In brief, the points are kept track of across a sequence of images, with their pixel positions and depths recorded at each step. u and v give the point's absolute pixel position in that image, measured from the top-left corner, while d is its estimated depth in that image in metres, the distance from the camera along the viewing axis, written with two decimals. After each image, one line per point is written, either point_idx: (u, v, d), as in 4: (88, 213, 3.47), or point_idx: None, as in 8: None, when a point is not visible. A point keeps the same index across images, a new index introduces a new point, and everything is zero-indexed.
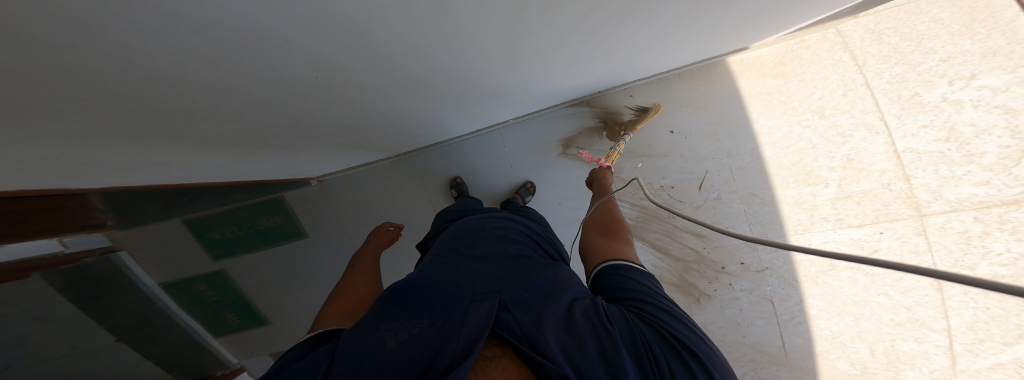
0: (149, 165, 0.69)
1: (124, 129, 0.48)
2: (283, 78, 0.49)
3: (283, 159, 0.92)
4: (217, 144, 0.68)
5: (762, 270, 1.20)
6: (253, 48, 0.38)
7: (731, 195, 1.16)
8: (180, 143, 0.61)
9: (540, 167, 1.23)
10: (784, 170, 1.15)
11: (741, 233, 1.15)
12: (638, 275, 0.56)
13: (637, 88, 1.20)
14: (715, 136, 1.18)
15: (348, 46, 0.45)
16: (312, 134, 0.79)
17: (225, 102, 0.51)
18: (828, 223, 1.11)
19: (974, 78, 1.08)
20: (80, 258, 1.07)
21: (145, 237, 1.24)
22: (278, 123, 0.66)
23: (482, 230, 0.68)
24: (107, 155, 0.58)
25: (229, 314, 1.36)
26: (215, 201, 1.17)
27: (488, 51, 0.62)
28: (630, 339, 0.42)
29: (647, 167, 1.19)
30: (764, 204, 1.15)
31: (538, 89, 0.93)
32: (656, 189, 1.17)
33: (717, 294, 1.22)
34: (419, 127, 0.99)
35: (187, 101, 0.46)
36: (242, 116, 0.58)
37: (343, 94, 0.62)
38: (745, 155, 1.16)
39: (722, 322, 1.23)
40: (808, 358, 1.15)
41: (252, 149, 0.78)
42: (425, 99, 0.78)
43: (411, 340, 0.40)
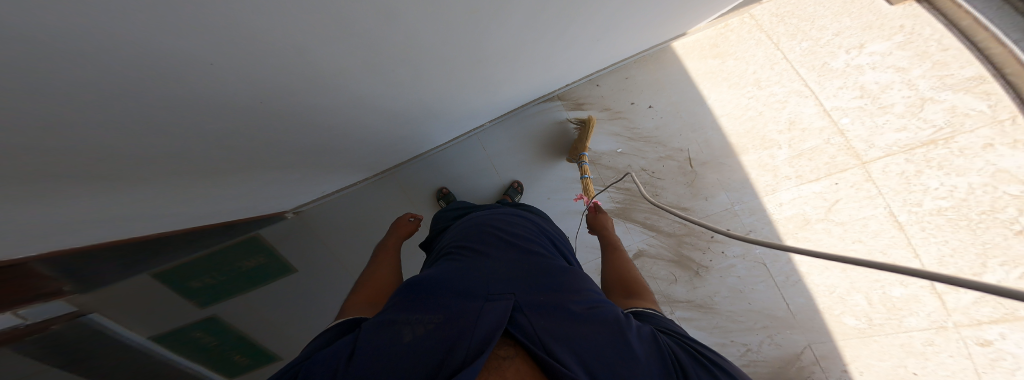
0: (119, 210, 0.66)
1: (101, 164, 0.47)
2: (247, 100, 0.49)
3: (258, 191, 0.89)
4: (194, 180, 0.67)
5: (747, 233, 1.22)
6: (241, 60, 0.40)
7: (704, 166, 1.26)
8: (156, 178, 0.59)
9: (524, 165, 1.28)
10: (742, 138, 1.28)
11: (719, 200, 1.24)
12: (663, 316, 0.52)
13: (600, 78, 1.33)
14: (676, 113, 1.30)
15: (297, 63, 0.47)
16: (294, 156, 0.79)
17: (204, 127, 0.50)
18: (791, 180, 1.23)
19: (863, 46, 1.31)
20: (47, 326, 0.87)
21: (118, 295, 1.02)
22: (258, 147, 0.66)
23: (493, 228, 0.66)
24: (78, 203, 0.56)
25: (235, 354, 1.15)
26: (187, 246, 1.06)
27: (450, 58, 0.68)
28: (654, 359, 0.38)
29: (627, 152, 1.27)
30: (733, 170, 1.26)
31: (512, 86, 1.00)
32: (637, 171, 1.26)
33: (715, 264, 1.27)
34: (396, 140, 1.01)
35: (172, 130, 0.47)
36: (222, 143, 0.58)
37: (315, 108, 0.63)
38: (706, 129, 1.28)
39: (726, 292, 1.26)
40: (816, 317, 1.19)
41: (234, 183, 0.77)
42: (387, 114, 0.82)
43: (426, 335, 0.36)
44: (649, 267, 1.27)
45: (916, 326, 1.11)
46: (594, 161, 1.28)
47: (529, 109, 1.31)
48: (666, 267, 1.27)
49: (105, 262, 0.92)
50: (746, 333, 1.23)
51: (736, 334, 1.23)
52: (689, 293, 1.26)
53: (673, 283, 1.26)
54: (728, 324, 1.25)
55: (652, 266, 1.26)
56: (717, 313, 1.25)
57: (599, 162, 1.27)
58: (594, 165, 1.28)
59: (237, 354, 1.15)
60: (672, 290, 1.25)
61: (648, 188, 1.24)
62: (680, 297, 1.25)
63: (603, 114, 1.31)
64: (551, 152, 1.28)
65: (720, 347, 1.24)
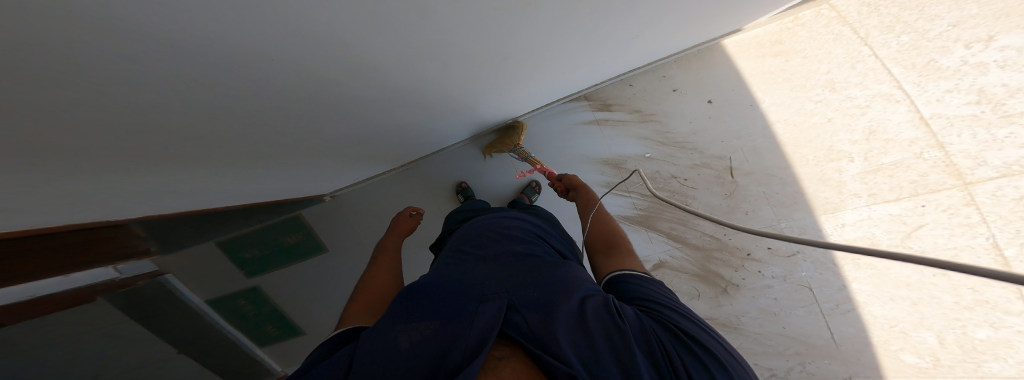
0: (177, 188, 0.76)
1: (150, 150, 0.54)
2: (278, 93, 0.53)
3: (294, 175, 0.98)
4: (244, 162, 0.76)
5: (792, 254, 1.15)
6: (283, 51, 0.43)
7: (747, 177, 1.13)
8: (199, 164, 0.67)
9: (543, 165, 1.25)
10: (802, 147, 1.12)
11: (762, 215, 1.12)
12: (651, 282, 0.52)
13: (634, 78, 1.23)
14: (720, 119, 1.16)
15: (327, 55, 0.49)
16: (319, 146, 0.84)
17: (233, 120, 0.55)
18: (860, 198, 1.06)
19: (992, 40, 1.02)
20: (132, 282, 1.13)
21: (189, 259, 1.26)
22: (296, 135, 0.73)
23: (491, 232, 0.67)
24: (136, 181, 0.65)
25: (267, 325, 1.34)
26: (241, 222, 1.24)
27: (477, 52, 0.66)
28: (643, 340, 0.38)
29: (657, 157, 1.18)
30: (785, 184, 1.12)
31: (534, 86, 0.96)
32: (666, 178, 1.16)
33: (746, 283, 1.17)
34: (418, 135, 1.04)
35: (205, 124, 0.52)
36: (252, 134, 0.63)
37: (336, 106, 0.67)
38: (756, 136, 1.14)
39: (755, 313, 1.16)
40: (866, 350, 1.06)
41: (277, 165, 0.86)
42: (416, 108, 0.84)
43: (422, 340, 0.38)
44: (670, 280, 1.20)
45: (998, 373, 0.93)
46: (618, 165, 1.20)
47: (554, 108, 1.26)
48: (688, 281, 1.19)
49: (182, 231, 1.14)
50: (773, 357, 1.14)
51: (761, 357, 1.15)
52: (711, 310, 1.18)
53: (696, 298, 1.18)
54: (753, 346, 1.16)
55: (673, 279, 1.19)
56: (742, 333, 1.17)
57: (623, 166, 1.19)
58: (618, 169, 1.20)
59: (269, 324, 1.34)
60: (692, 305, 1.18)
61: (677, 197, 1.14)
62: (700, 313, 1.18)
63: (633, 115, 1.21)
64: (573, 152, 1.24)
65: None
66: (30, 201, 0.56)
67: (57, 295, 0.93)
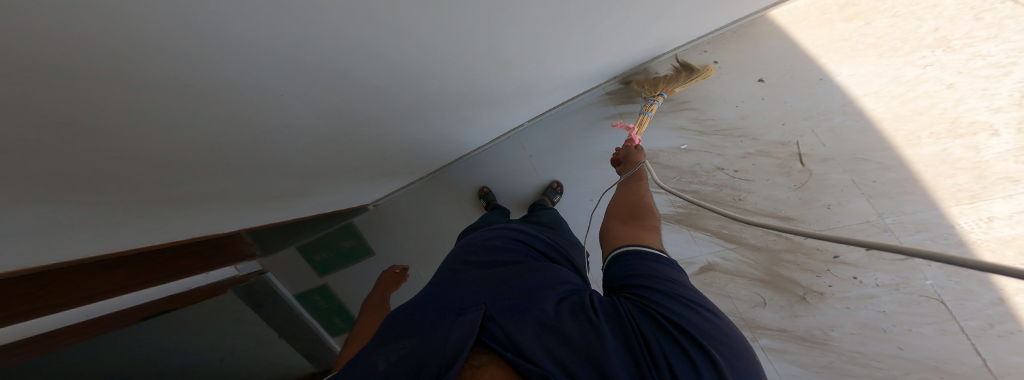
0: (249, 207, 0.93)
1: (219, 175, 0.66)
2: (310, 118, 0.60)
3: (341, 191, 1.11)
4: (300, 180, 0.89)
5: (904, 258, 0.92)
6: (312, 80, 0.49)
7: (825, 163, 0.95)
8: (255, 186, 0.80)
9: (564, 164, 1.17)
10: (906, 123, 0.89)
11: (857, 208, 0.92)
12: (638, 257, 0.52)
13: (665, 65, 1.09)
14: (779, 99, 0.99)
15: (345, 83, 0.54)
16: (348, 167, 0.93)
17: (271, 146, 0.64)
18: (1018, 183, 0.80)
19: None
20: (246, 278, 1.43)
21: (279, 259, 1.51)
22: (331, 157, 0.83)
23: (474, 247, 0.70)
24: (214, 202, 0.80)
25: (336, 318, 1.61)
26: (308, 228, 1.41)
27: (469, 65, 0.68)
28: (616, 328, 0.41)
29: (695, 148, 1.05)
30: (885, 170, 0.91)
31: (543, 87, 0.94)
32: (709, 170, 1.03)
33: (834, 291, 0.98)
34: (437, 146, 1.08)
35: (257, 149, 0.62)
36: (294, 157, 0.74)
37: (366, 128, 0.75)
38: (834, 113, 0.95)
39: (851, 327, 0.97)
40: None
41: (326, 182, 0.98)
42: (424, 123, 0.87)
43: (401, 360, 0.42)
44: (723, 284, 1.07)
45: None
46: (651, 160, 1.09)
47: (576, 101, 1.16)
48: (749, 287, 1.04)
49: (273, 232, 1.39)
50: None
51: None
52: (786, 321, 1.02)
53: (760, 306, 1.04)
54: (852, 367, 0.97)
55: (728, 284, 1.06)
56: (833, 351, 0.99)
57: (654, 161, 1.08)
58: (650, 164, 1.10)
59: (336, 318, 1.60)
60: (760, 313, 1.04)
61: (727, 191, 1.00)
62: (768, 323, 1.03)
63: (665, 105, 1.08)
64: (598, 149, 1.13)
65: None
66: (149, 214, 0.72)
67: (196, 290, 1.24)
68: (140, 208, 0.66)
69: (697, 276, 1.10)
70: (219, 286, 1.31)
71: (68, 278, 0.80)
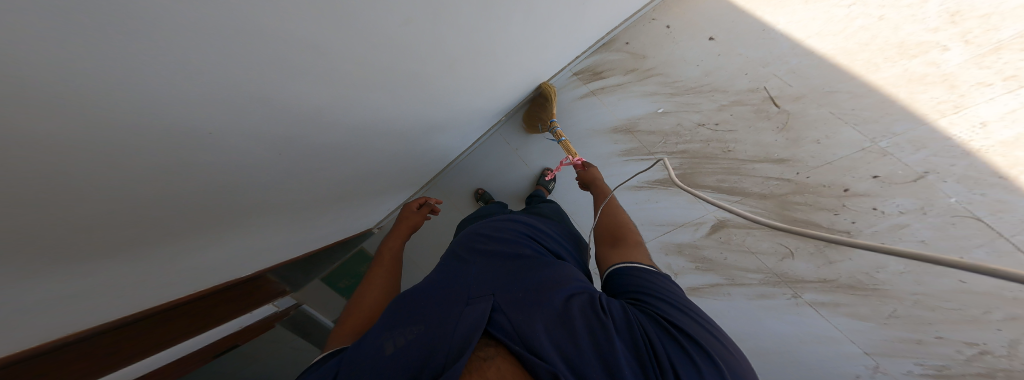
0: (245, 261, 0.89)
1: (206, 227, 0.62)
2: (301, 148, 0.61)
3: (336, 222, 1.09)
4: (293, 220, 0.87)
5: (917, 177, 0.89)
6: (291, 111, 0.49)
7: (799, 102, 0.98)
8: (249, 234, 0.78)
9: (550, 152, 1.20)
10: (857, 55, 0.94)
11: (846, 138, 0.94)
12: (650, 273, 0.51)
13: (626, 35, 1.15)
14: (732, 53, 1.05)
15: (336, 107, 0.57)
16: (337, 195, 0.92)
17: (259, 187, 0.63)
18: (992, 86, 0.83)
19: None
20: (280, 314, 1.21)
21: (304, 293, 1.29)
22: (316, 189, 0.81)
23: (478, 237, 0.65)
24: (206, 263, 0.76)
25: None
26: (332, 256, 1.30)
27: (427, 74, 0.69)
28: (627, 333, 0.39)
29: (672, 110, 1.08)
30: (858, 98, 0.94)
31: (505, 82, 0.99)
32: (691, 128, 1.05)
33: (859, 226, 0.93)
34: (423, 158, 1.10)
35: (246, 192, 0.61)
36: (285, 195, 0.73)
37: (353, 148, 0.75)
38: (787, 57, 1.00)
39: (903, 267, 0.89)
40: None
41: (327, 214, 0.99)
42: (398, 137, 0.86)
43: (407, 344, 0.38)
44: (742, 239, 1.01)
45: None
46: (632, 130, 1.12)
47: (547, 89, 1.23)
48: (772, 237, 0.98)
49: (296, 269, 1.19)
50: (966, 323, 0.84)
51: (946, 325, 0.86)
52: (824, 269, 0.95)
53: (790, 257, 0.97)
54: (923, 311, 0.88)
55: (748, 238, 1.00)
56: (892, 296, 0.90)
57: (637, 130, 1.11)
58: (632, 134, 1.12)
59: None
60: (791, 264, 0.97)
61: (715, 145, 1.02)
62: (807, 275, 0.96)
63: (634, 76, 1.13)
64: (578, 129, 1.18)
65: (919, 343, 0.89)
66: (159, 287, 0.70)
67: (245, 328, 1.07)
68: (138, 281, 0.64)
69: (711, 236, 1.04)
70: (266, 323, 1.15)
71: (122, 332, 0.70)
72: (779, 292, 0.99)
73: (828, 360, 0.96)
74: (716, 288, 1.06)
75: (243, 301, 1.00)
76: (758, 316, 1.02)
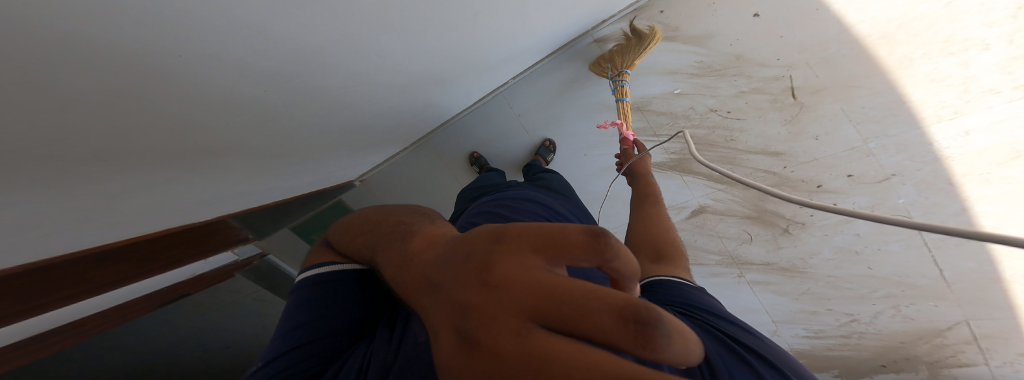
0: (210, 202, 0.83)
1: (130, 171, 0.54)
2: (235, 89, 0.49)
3: (314, 172, 1.01)
4: (256, 169, 0.79)
5: (883, 179, 0.93)
6: (210, 30, 0.37)
7: (817, 95, 0.93)
8: (202, 180, 0.69)
9: (552, 122, 1.12)
10: (895, 48, 0.87)
11: (841, 137, 0.94)
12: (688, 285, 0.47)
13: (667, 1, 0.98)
14: (773, 34, 0.94)
15: (286, 34, 0.44)
16: (310, 146, 0.83)
17: (196, 131, 0.53)
18: (997, 95, 0.82)
19: None
20: (246, 263, 1.29)
21: (275, 239, 1.31)
22: (279, 141, 0.72)
23: (499, 212, 0.63)
24: (157, 203, 0.69)
25: None
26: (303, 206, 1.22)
27: (425, 14, 0.56)
28: None
29: (688, 92, 1.00)
30: (874, 95, 0.90)
31: (519, 38, 0.84)
32: (702, 113, 1.00)
33: (815, 220, 1.03)
34: (417, 114, 0.98)
35: (168, 139, 0.51)
36: (240, 144, 0.64)
37: (324, 95, 0.64)
38: (828, 43, 0.91)
39: (829, 253, 1.05)
40: (989, 288, 0.94)
41: (304, 164, 0.92)
42: (380, 92, 0.74)
43: None
44: (714, 225, 1.10)
45: None
46: (643, 109, 1.04)
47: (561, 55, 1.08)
48: (738, 224, 1.08)
49: (263, 217, 1.14)
50: (856, 301, 1.05)
51: (842, 302, 1.07)
52: (771, 253, 1.09)
53: (747, 242, 1.09)
54: (830, 291, 1.08)
55: (718, 223, 1.09)
56: (811, 277, 1.08)
57: (647, 110, 1.03)
58: (642, 113, 1.04)
59: None
60: (745, 248, 1.10)
61: (719, 133, 0.99)
62: (755, 258, 1.10)
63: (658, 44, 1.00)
64: (585, 103, 1.07)
65: (812, 313, 1.11)
66: (124, 219, 0.68)
67: (199, 275, 1.14)
68: (91, 216, 0.60)
69: (688, 220, 1.11)
70: (222, 272, 1.21)
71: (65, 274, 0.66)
72: (728, 271, 1.14)
73: None
74: None
75: (199, 244, 0.97)
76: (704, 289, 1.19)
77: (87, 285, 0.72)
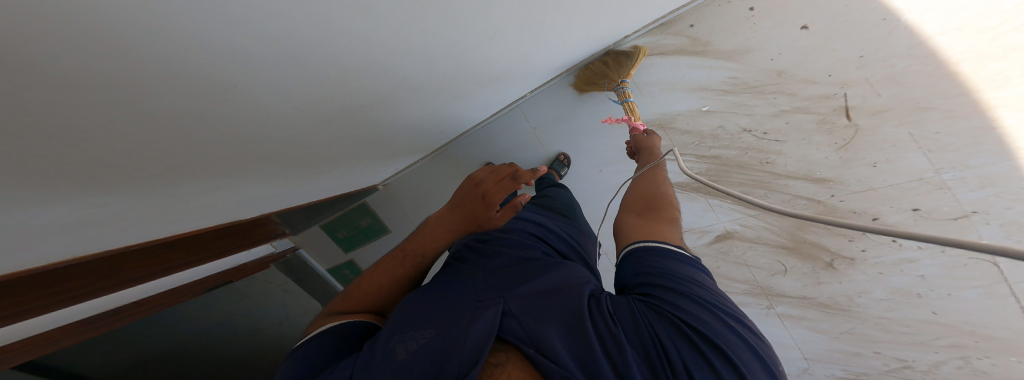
0: (249, 205, 0.90)
1: (177, 191, 0.59)
2: (272, 122, 0.52)
3: (341, 179, 1.06)
4: (288, 178, 0.84)
5: (959, 217, 0.78)
6: (240, 88, 0.39)
7: (877, 117, 0.81)
8: (239, 190, 0.76)
9: (569, 135, 1.08)
10: (985, 65, 0.73)
11: (906, 165, 0.81)
12: (664, 254, 0.44)
13: (690, 16, 0.91)
14: (825, 48, 0.83)
15: (316, 75, 0.46)
16: (334, 159, 0.87)
17: (232, 159, 0.57)
18: None
19: None
20: (281, 255, 1.37)
21: (308, 236, 1.42)
22: (305, 156, 0.75)
23: (484, 236, 0.65)
24: (202, 211, 0.76)
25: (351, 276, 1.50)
26: (330, 204, 1.31)
27: (442, 39, 0.55)
28: (638, 347, 0.35)
29: (718, 110, 0.92)
30: (952, 120, 0.77)
31: (540, 56, 0.82)
32: (733, 134, 0.91)
33: (866, 256, 0.91)
34: (436, 127, 0.99)
35: (212, 166, 0.55)
36: (274, 161, 0.69)
37: (347, 119, 0.67)
38: (895, 60, 0.79)
39: (880, 294, 0.92)
40: None
41: (330, 173, 0.97)
42: (400, 111, 0.77)
43: (420, 350, 0.38)
44: (741, 252, 1.01)
45: None
46: (666, 125, 0.97)
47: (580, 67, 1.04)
48: (772, 254, 0.98)
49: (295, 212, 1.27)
50: (910, 349, 0.91)
51: (896, 347, 0.93)
52: (808, 288, 0.98)
53: (780, 274, 0.99)
54: (879, 333, 0.94)
55: (747, 252, 0.99)
56: (857, 317, 0.95)
57: (671, 128, 0.96)
58: (665, 131, 0.97)
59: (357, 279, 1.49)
60: (779, 280, 0.99)
61: (753, 154, 0.90)
62: (789, 291, 0.99)
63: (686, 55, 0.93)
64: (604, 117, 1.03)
65: (857, 352, 0.97)
66: (179, 223, 0.76)
67: (243, 265, 1.21)
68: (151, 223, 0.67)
69: (711, 245, 1.03)
70: (262, 263, 1.28)
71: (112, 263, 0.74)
72: (756, 302, 1.03)
73: None
74: None
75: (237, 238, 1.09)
76: None
77: (134, 274, 0.81)
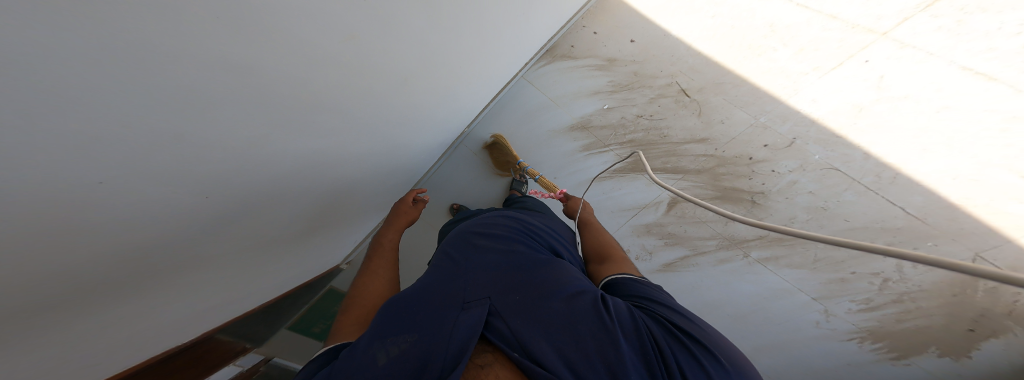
0: (157, 343, 0.70)
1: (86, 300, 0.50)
2: (240, 174, 0.54)
3: (284, 269, 0.94)
4: (234, 269, 0.74)
5: (791, 142, 1.14)
6: (206, 133, 0.43)
7: (702, 91, 1.20)
8: (165, 300, 0.63)
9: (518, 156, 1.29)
10: (727, 54, 1.19)
11: (738, 119, 1.18)
12: (649, 286, 0.54)
13: (567, 40, 1.33)
14: (648, 53, 1.25)
15: (278, 113, 0.51)
16: (289, 231, 0.81)
17: (181, 231, 0.53)
18: (811, 75, 1.12)
19: None
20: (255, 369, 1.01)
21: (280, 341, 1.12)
22: (262, 225, 0.70)
23: (472, 234, 0.64)
24: (102, 353, 0.59)
25: None
26: (306, 291, 1.14)
27: (369, 86, 0.67)
28: (634, 337, 0.39)
29: (614, 105, 1.25)
30: (737, 86, 1.18)
31: (461, 90, 1.03)
32: (632, 119, 1.23)
33: (769, 187, 1.15)
34: (387, 177, 1.04)
35: (146, 247, 0.51)
36: (225, 236, 0.63)
37: (310, 169, 0.70)
38: (685, 59, 1.23)
39: (804, 214, 1.12)
40: (955, 216, 1.02)
41: (287, 254, 0.90)
42: (352, 162, 0.82)
43: (399, 357, 0.36)
44: (693, 211, 1.15)
45: None
46: (586, 126, 1.27)
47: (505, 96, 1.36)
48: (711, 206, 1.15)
49: (253, 323, 0.96)
50: (868, 258, 1.05)
51: (858, 261, 1.06)
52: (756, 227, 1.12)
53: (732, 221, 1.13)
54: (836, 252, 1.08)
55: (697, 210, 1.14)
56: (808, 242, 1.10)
57: (591, 127, 1.26)
58: (586, 130, 1.27)
59: None
60: (733, 228, 1.13)
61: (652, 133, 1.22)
62: (746, 234, 1.12)
63: (574, 73, 1.31)
64: (539, 131, 1.32)
65: (844, 280, 1.08)
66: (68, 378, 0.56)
67: None
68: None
69: (669, 213, 1.17)
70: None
71: None
72: (733, 255, 1.14)
73: (793, 313, 1.12)
74: (685, 260, 1.19)
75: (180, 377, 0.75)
76: (725, 280, 1.16)
77: None
